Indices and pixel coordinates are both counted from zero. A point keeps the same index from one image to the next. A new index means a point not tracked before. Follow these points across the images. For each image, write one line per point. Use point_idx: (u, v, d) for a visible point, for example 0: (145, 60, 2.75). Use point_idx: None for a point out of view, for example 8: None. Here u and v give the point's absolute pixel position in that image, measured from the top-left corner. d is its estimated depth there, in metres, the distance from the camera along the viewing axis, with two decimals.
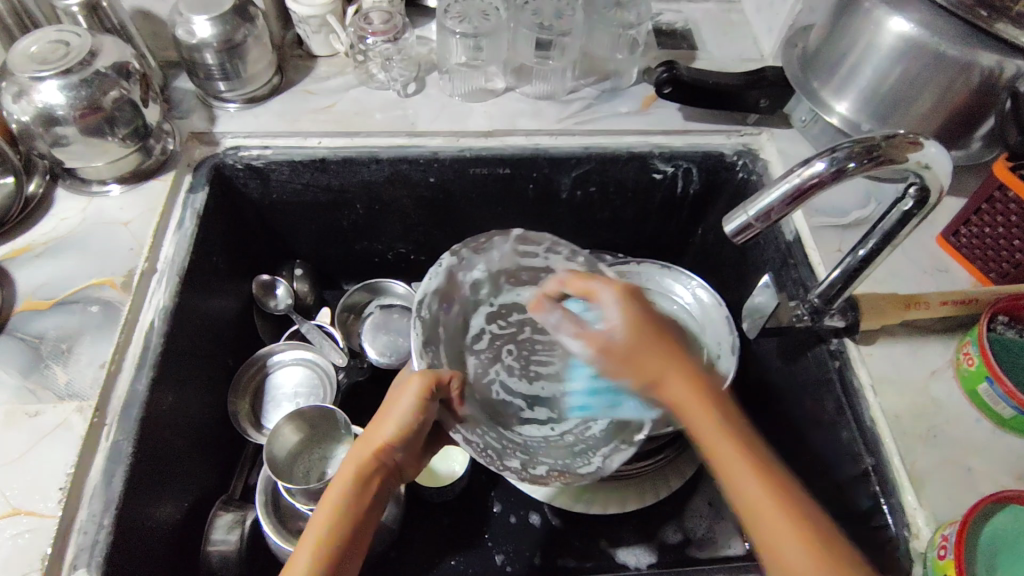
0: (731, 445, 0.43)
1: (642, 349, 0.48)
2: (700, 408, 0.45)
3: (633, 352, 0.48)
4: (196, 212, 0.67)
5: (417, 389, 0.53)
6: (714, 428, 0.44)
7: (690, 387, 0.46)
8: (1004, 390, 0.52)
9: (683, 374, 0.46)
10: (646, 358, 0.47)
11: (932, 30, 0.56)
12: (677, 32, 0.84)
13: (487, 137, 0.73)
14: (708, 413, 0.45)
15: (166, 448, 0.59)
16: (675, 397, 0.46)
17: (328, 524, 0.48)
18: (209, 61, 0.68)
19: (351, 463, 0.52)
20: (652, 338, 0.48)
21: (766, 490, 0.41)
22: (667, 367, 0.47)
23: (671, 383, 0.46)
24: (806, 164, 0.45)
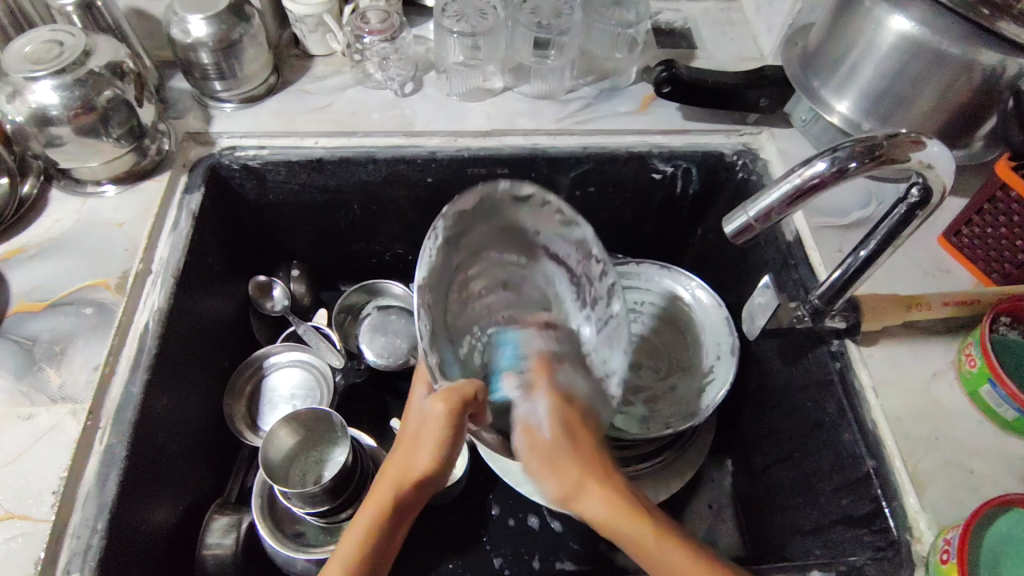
0: (646, 536, 0.44)
1: (555, 459, 0.46)
2: (617, 511, 0.44)
3: (555, 442, 0.47)
4: (192, 213, 0.66)
5: (444, 418, 0.45)
6: (638, 537, 0.43)
7: (581, 468, 0.46)
8: (1006, 391, 0.51)
9: (581, 453, 0.46)
10: (551, 470, 0.46)
11: (934, 28, 0.56)
12: (676, 31, 0.83)
13: (485, 137, 0.72)
14: (627, 510, 0.44)
15: (161, 451, 0.58)
16: (578, 486, 0.45)
17: (352, 555, 0.47)
18: (205, 60, 0.68)
19: (381, 489, 0.48)
20: (569, 439, 0.47)
21: (677, 557, 0.43)
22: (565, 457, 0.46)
23: (568, 466, 0.46)
24: (806, 163, 0.44)
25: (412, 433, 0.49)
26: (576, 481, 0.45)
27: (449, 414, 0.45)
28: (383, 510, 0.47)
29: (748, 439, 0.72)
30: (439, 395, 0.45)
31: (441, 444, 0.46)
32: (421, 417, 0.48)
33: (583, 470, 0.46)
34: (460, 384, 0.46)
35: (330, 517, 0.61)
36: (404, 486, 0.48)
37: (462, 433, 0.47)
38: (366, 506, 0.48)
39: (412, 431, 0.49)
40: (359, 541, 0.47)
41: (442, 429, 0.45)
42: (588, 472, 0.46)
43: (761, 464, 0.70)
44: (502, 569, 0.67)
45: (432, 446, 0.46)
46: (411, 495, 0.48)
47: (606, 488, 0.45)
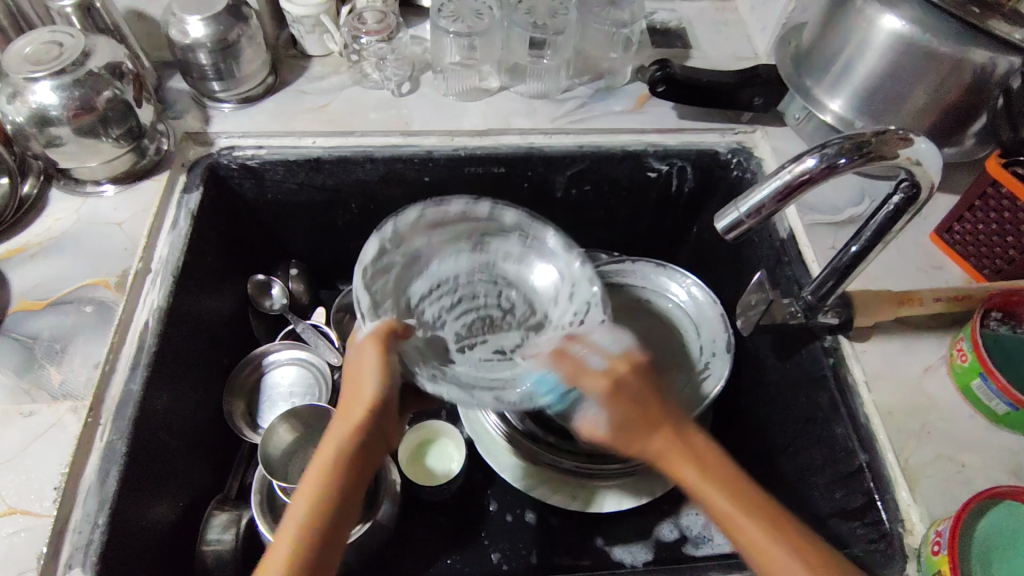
0: (755, 530, 0.44)
1: (667, 453, 0.49)
2: (715, 496, 0.46)
3: (622, 434, 0.50)
4: (191, 212, 0.67)
5: (371, 356, 0.51)
6: (735, 513, 0.45)
7: (674, 449, 0.49)
8: (998, 385, 0.52)
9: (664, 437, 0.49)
10: (649, 439, 0.49)
11: (925, 27, 0.57)
12: (671, 30, 0.84)
13: (482, 136, 0.73)
14: (718, 486, 0.47)
15: (160, 448, 0.59)
16: (678, 471, 0.48)
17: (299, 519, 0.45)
18: (203, 61, 0.68)
19: (323, 456, 0.47)
20: (674, 430, 0.50)
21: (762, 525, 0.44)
22: (660, 448, 0.49)
23: (658, 448, 0.49)
24: (796, 160, 0.44)
25: (349, 389, 0.50)
26: (681, 470, 0.48)
27: (371, 349, 0.51)
28: (330, 464, 0.47)
29: (744, 436, 0.73)
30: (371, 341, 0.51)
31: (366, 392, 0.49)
32: (350, 376, 0.51)
33: (689, 458, 0.48)
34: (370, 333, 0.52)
35: None
36: (353, 440, 0.47)
37: (392, 370, 0.50)
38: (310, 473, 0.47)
39: (348, 394, 0.50)
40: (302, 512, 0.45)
41: (378, 364, 0.50)
42: (697, 458, 0.48)
43: (756, 460, 0.70)
44: (500, 564, 0.68)
45: (372, 381, 0.49)
46: (355, 457, 0.47)
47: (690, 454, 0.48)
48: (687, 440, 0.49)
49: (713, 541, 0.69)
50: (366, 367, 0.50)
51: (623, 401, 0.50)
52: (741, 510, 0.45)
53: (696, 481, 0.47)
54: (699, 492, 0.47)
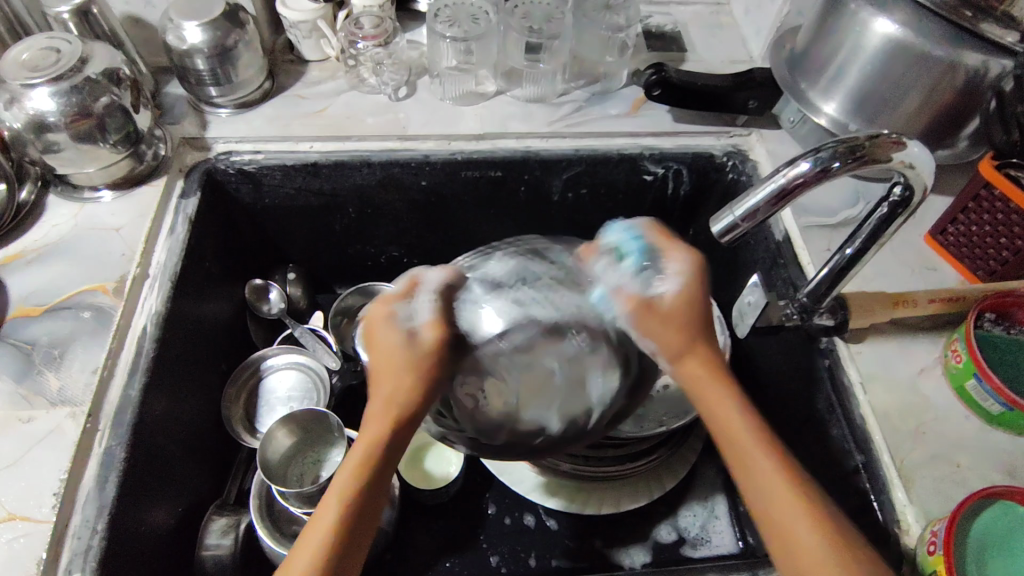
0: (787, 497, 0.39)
1: (699, 372, 0.43)
2: (744, 429, 0.41)
3: (676, 323, 0.43)
4: (188, 218, 0.67)
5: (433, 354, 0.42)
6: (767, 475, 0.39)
7: (710, 376, 0.43)
8: (992, 386, 0.53)
9: (706, 361, 0.44)
10: (679, 351, 0.44)
11: (917, 31, 0.57)
12: (666, 34, 0.84)
13: (478, 140, 0.73)
14: (748, 416, 0.42)
15: (158, 453, 0.59)
16: (705, 394, 0.43)
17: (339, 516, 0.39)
18: (200, 66, 0.68)
19: (371, 447, 0.40)
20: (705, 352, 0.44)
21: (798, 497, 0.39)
22: (700, 373, 0.43)
23: (692, 369, 0.43)
24: (790, 164, 0.45)
25: (393, 375, 0.42)
26: (709, 393, 0.43)
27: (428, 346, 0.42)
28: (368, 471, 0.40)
29: None
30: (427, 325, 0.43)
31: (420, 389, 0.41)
32: (395, 359, 0.42)
33: (719, 381, 0.43)
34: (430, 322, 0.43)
35: None
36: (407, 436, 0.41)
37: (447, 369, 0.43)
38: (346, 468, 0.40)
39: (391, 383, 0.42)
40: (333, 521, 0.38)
41: (432, 352, 0.42)
42: (723, 378, 0.43)
43: None
44: (499, 567, 0.68)
45: (423, 373, 0.41)
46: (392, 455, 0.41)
47: (718, 377, 0.43)
48: (716, 363, 0.44)
49: (710, 542, 0.69)
50: (430, 362, 0.42)
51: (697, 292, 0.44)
52: (768, 447, 0.40)
53: (720, 404, 0.42)
54: (722, 420, 0.42)
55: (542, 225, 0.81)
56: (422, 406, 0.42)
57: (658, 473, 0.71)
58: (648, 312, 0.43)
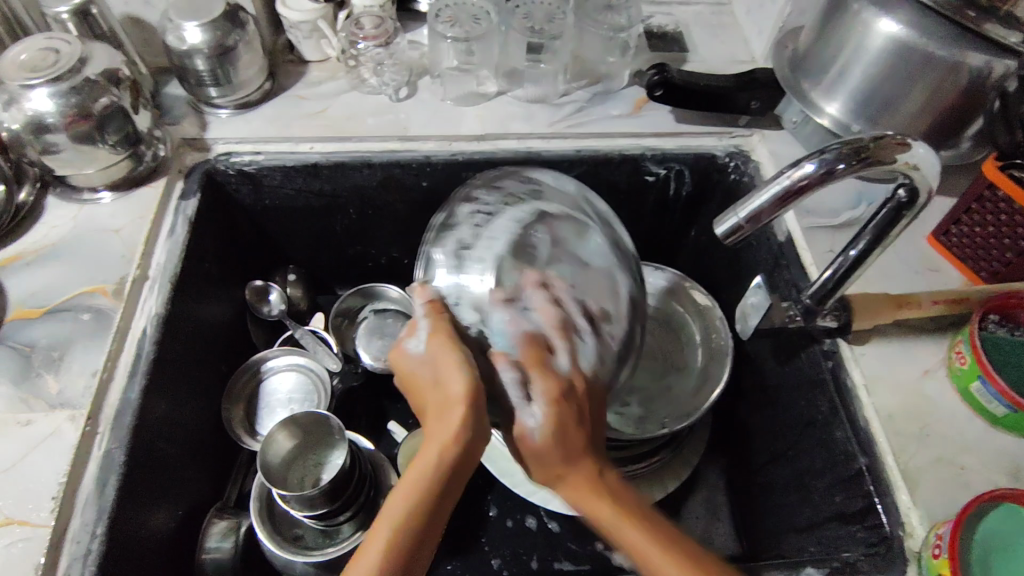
0: None
1: (578, 483, 0.43)
2: (627, 523, 0.42)
3: (548, 440, 0.43)
4: (188, 219, 0.66)
5: (446, 347, 0.45)
6: (655, 554, 0.40)
7: (592, 488, 0.43)
8: (996, 388, 0.52)
9: (586, 469, 0.43)
10: (560, 483, 0.44)
11: (921, 31, 0.57)
12: (668, 34, 0.84)
13: (479, 141, 0.73)
14: (627, 520, 0.42)
15: (157, 456, 0.58)
16: (592, 512, 0.43)
17: (392, 525, 0.42)
18: (200, 67, 0.68)
19: (422, 463, 0.43)
20: (587, 463, 0.44)
21: None
22: (576, 475, 0.43)
23: (570, 484, 0.43)
24: (795, 165, 0.44)
25: (439, 397, 0.45)
26: (596, 507, 0.42)
27: (437, 347, 0.46)
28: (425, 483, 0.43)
29: (743, 439, 0.73)
30: (444, 339, 0.46)
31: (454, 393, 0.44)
32: (429, 376, 0.46)
33: (600, 494, 0.43)
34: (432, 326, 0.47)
35: (329, 519, 0.60)
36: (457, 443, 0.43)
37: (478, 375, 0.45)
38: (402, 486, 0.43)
39: (432, 395, 0.46)
40: (395, 522, 0.42)
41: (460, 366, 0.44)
42: (607, 491, 0.43)
43: (755, 463, 0.71)
44: (501, 569, 0.68)
45: (456, 378, 0.44)
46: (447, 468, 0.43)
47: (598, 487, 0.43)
48: (600, 472, 0.44)
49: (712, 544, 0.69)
50: (456, 369, 0.44)
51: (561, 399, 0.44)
52: (653, 542, 0.41)
53: (607, 513, 0.42)
54: (613, 522, 0.42)
55: None
56: (475, 423, 0.44)
57: (660, 475, 0.71)
58: (523, 431, 0.44)
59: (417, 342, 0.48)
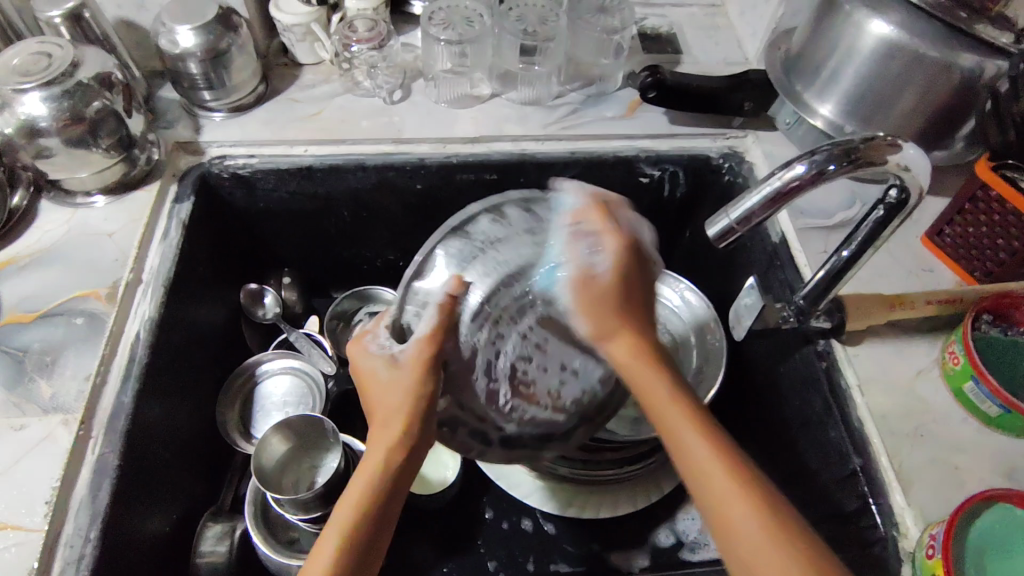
0: (716, 466, 0.39)
1: (622, 351, 0.45)
2: (666, 400, 0.42)
3: (599, 315, 0.45)
4: (181, 222, 0.66)
5: (423, 365, 0.44)
6: (693, 439, 0.41)
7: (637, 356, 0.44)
8: (989, 388, 0.52)
9: (630, 339, 0.45)
10: (610, 342, 0.45)
11: (913, 33, 0.57)
12: (661, 36, 0.84)
13: (474, 143, 0.73)
14: (674, 400, 0.42)
15: (151, 459, 0.58)
16: (636, 376, 0.44)
17: (340, 539, 0.41)
18: (194, 71, 0.68)
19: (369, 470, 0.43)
20: (634, 338, 0.45)
21: (725, 466, 0.39)
22: (612, 348, 0.45)
23: (615, 345, 0.45)
24: (785, 167, 0.44)
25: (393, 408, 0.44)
26: (639, 378, 0.43)
27: (419, 370, 0.44)
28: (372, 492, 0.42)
29: (738, 441, 0.73)
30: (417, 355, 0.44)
31: (414, 406, 0.43)
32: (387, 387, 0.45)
33: (650, 365, 0.44)
34: (421, 346, 0.45)
35: (324, 522, 0.59)
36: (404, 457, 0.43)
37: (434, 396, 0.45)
38: (351, 493, 0.43)
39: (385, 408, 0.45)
40: (341, 532, 0.41)
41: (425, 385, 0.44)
42: (649, 362, 0.44)
43: (750, 464, 0.71)
44: (496, 572, 0.68)
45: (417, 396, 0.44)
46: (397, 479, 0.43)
47: (647, 360, 0.44)
48: (648, 347, 0.45)
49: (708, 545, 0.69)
50: (424, 385, 0.44)
51: (604, 293, 0.46)
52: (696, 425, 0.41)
53: (653, 385, 0.43)
54: (652, 396, 0.43)
55: None
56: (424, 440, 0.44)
57: (656, 476, 0.71)
58: (580, 292, 0.46)
59: (384, 346, 0.47)
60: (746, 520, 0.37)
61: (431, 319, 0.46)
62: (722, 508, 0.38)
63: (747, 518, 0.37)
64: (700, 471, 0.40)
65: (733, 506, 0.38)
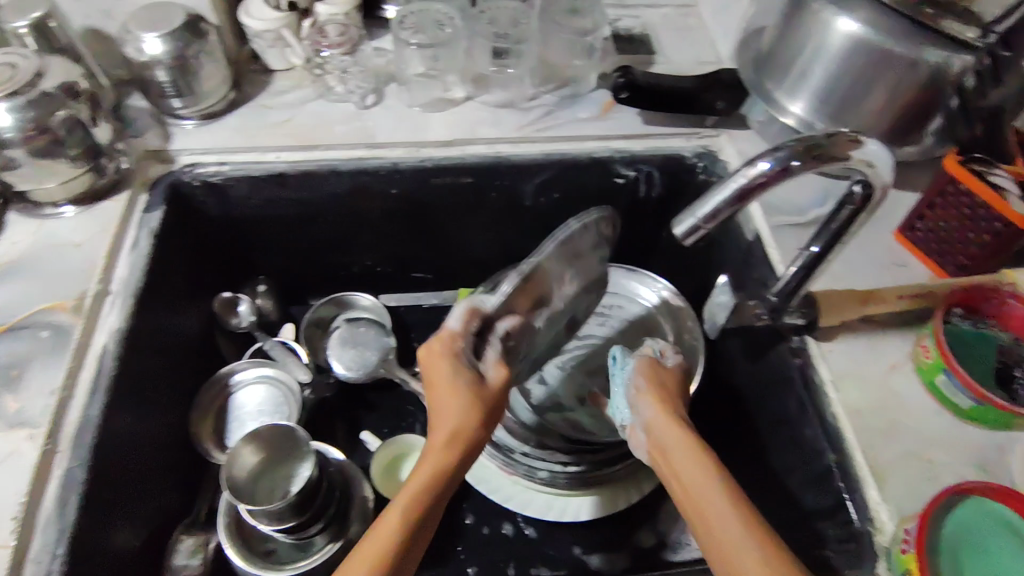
0: (723, 507, 0.43)
1: (665, 435, 0.49)
2: (687, 449, 0.47)
3: (657, 392, 0.52)
4: (152, 232, 0.65)
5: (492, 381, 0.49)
6: (710, 483, 0.45)
7: (671, 420, 0.50)
8: (962, 381, 0.53)
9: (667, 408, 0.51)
10: (654, 412, 0.51)
11: (879, 29, 0.57)
12: (635, 37, 0.84)
13: (448, 147, 0.73)
14: (696, 448, 0.47)
15: (122, 472, 0.57)
16: (665, 435, 0.49)
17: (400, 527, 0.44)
18: (162, 78, 0.68)
19: (432, 466, 0.46)
20: (679, 424, 0.49)
21: (733, 507, 0.43)
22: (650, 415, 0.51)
23: (653, 413, 0.51)
24: (749, 164, 0.44)
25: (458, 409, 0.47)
26: (666, 434, 0.49)
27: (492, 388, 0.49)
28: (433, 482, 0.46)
29: (719, 440, 0.73)
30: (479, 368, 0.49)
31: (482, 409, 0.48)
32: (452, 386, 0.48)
33: (677, 424, 0.50)
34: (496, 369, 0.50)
35: (300, 532, 0.59)
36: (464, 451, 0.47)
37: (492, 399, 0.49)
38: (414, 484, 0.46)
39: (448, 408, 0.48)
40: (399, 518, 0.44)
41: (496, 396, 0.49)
42: (679, 421, 0.50)
43: (731, 463, 0.71)
44: None
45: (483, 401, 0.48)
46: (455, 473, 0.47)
47: (690, 442, 0.48)
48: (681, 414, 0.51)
49: (689, 545, 0.69)
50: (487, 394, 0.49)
51: (654, 374, 0.54)
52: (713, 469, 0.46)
53: (685, 466, 0.47)
54: (675, 448, 0.48)
55: (514, 233, 0.80)
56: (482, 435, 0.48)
57: (636, 476, 0.69)
58: (652, 374, 0.54)
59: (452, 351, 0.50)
60: (748, 551, 0.41)
61: (496, 352, 0.51)
62: (723, 547, 0.42)
63: (748, 550, 0.41)
64: (708, 515, 0.44)
65: (734, 543, 0.42)
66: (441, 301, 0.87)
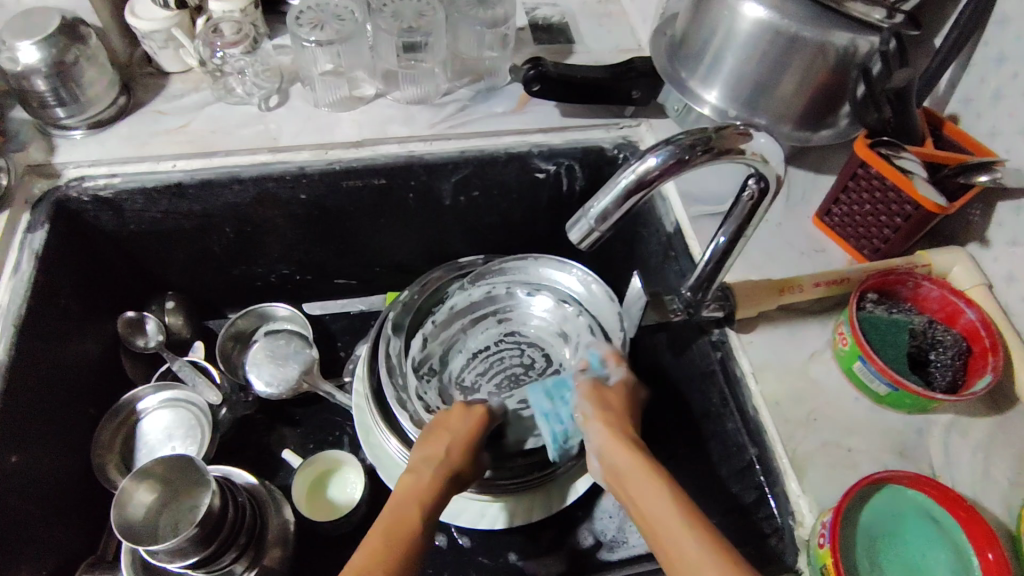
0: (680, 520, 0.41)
1: (613, 457, 0.48)
2: (638, 469, 0.46)
3: (606, 412, 0.51)
4: (35, 253, 0.61)
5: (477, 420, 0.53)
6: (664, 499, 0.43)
7: (623, 443, 0.48)
8: (876, 367, 0.52)
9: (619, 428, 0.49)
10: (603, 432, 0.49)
11: (782, 13, 0.56)
12: (553, 25, 0.82)
13: (357, 147, 0.69)
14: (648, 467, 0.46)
15: (10, 516, 0.53)
16: (617, 458, 0.47)
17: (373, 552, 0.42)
18: (40, 87, 0.62)
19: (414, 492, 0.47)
20: (625, 444, 0.48)
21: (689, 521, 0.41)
22: (598, 437, 0.49)
23: (603, 434, 0.49)
24: (640, 160, 0.42)
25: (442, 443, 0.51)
26: (616, 454, 0.47)
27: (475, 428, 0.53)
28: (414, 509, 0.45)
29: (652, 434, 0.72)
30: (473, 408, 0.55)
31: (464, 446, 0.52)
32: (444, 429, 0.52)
33: (629, 444, 0.48)
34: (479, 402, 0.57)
35: (210, 565, 0.56)
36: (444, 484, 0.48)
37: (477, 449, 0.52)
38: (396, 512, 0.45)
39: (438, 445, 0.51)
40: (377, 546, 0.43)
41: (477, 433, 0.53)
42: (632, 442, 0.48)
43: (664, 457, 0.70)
44: None
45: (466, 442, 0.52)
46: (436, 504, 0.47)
47: (642, 463, 0.46)
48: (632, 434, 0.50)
49: (627, 543, 0.68)
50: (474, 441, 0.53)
51: (601, 393, 0.53)
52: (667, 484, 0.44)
53: (639, 489, 0.45)
54: (626, 471, 0.46)
55: (436, 233, 0.78)
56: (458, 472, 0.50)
57: (571, 475, 0.66)
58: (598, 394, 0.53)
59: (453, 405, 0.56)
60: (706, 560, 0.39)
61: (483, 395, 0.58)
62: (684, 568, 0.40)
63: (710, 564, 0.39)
64: (664, 540, 0.41)
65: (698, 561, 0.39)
66: (368, 306, 0.84)
